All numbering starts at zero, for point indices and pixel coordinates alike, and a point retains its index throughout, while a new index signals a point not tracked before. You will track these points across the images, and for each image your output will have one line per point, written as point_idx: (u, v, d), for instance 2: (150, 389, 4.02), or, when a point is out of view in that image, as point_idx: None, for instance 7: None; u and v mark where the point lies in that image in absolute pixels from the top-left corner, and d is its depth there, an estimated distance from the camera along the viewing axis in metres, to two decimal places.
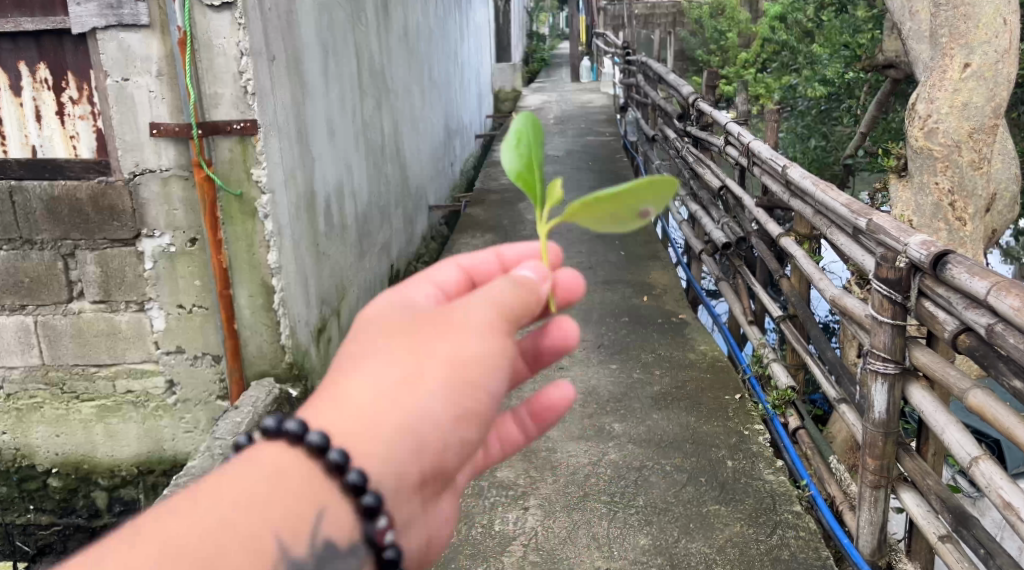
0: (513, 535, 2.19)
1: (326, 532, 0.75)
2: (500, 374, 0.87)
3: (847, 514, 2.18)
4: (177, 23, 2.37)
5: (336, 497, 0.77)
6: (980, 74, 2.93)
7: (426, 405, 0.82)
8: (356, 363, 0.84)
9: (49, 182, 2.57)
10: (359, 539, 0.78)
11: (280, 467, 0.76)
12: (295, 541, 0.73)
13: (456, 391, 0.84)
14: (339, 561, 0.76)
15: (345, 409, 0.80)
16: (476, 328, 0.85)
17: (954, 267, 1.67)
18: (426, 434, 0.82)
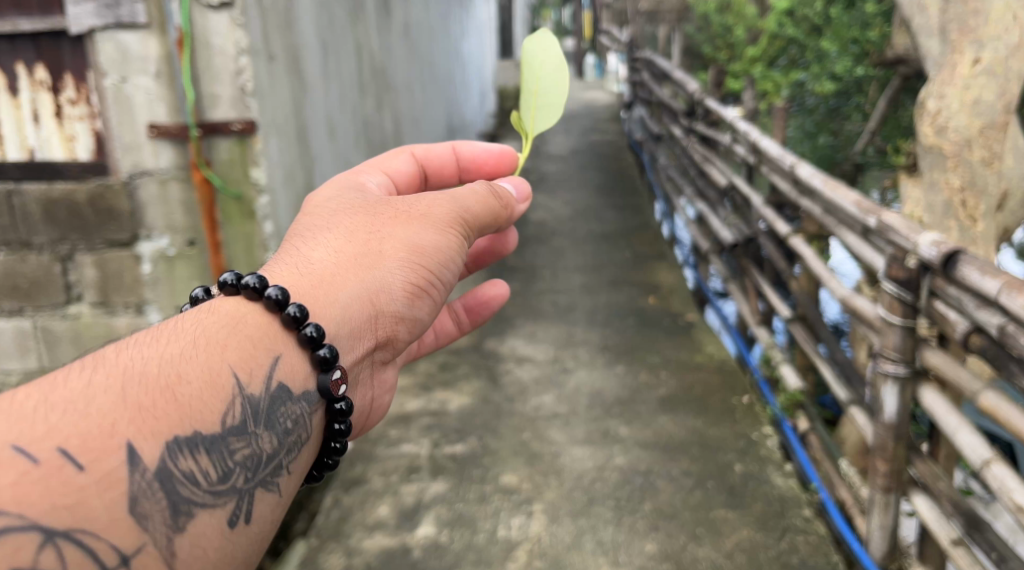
0: (518, 541, 2.16)
1: (276, 373, 1.06)
2: (450, 264, 1.32)
3: (858, 519, 2.11)
4: (176, 22, 2.34)
5: (292, 346, 1.09)
6: (991, 70, 2.90)
7: (375, 286, 1.23)
8: (337, 241, 1.26)
9: (47, 184, 2.51)
10: (311, 377, 1.10)
11: (246, 320, 1.06)
12: (250, 376, 1.02)
13: (408, 270, 1.27)
14: (291, 393, 1.07)
15: (314, 277, 1.18)
16: (428, 225, 1.31)
17: (965, 266, 1.61)
18: (379, 299, 1.23)
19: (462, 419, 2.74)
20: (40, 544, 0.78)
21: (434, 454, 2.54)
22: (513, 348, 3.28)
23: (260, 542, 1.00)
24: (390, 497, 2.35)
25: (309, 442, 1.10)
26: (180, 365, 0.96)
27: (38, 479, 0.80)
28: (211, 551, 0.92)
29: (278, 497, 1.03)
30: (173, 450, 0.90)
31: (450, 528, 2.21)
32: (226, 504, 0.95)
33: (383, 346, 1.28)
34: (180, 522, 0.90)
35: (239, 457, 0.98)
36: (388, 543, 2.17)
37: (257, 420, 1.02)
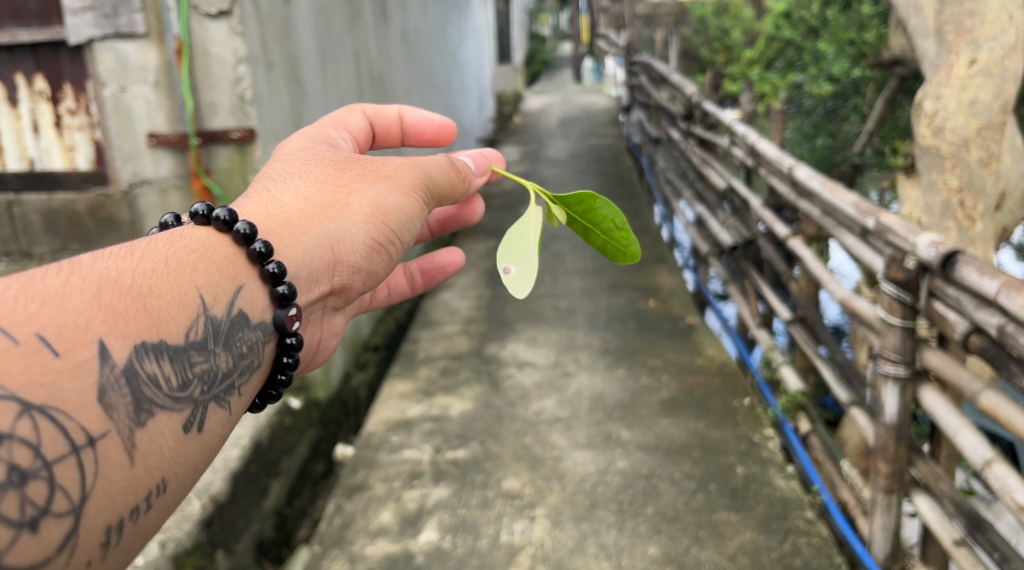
0: (521, 545, 2.16)
1: (237, 301, 1.07)
2: (407, 225, 1.36)
3: (861, 520, 2.13)
4: (174, 32, 2.36)
5: (255, 279, 1.11)
6: (987, 70, 2.89)
7: (337, 237, 1.26)
8: (306, 189, 1.28)
9: (47, 194, 2.53)
10: (268, 311, 1.12)
11: (214, 251, 1.09)
12: (213, 300, 1.04)
13: (369, 224, 1.30)
14: (249, 320, 1.09)
15: (279, 222, 1.20)
16: (391, 185, 1.35)
17: (964, 267, 1.61)
18: (339, 247, 1.26)
19: (464, 424, 2.75)
20: (18, 415, 0.78)
21: (436, 459, 2.55)
22: (513, 353, 3.29)
23: (210, 454, 1.00)
24: (393, 503, 2.35)
25: (258, 369, 1.11)
26: (151, 278, 0.97)
27: (18, 357, 0.80)
28: (166, 451, 0.92)
29: (230, 414, 1.03)
30: (140, 353, 0.91)
31: (453, 533, 2.22)
32: (185, 411, 0.95)
33: (336, 293, 1.30)
34: (142, 418, 0.89)
35: (198, 370, 0.99)
36: (391, 549, 2.17)
37: (216, 340, 1.03)
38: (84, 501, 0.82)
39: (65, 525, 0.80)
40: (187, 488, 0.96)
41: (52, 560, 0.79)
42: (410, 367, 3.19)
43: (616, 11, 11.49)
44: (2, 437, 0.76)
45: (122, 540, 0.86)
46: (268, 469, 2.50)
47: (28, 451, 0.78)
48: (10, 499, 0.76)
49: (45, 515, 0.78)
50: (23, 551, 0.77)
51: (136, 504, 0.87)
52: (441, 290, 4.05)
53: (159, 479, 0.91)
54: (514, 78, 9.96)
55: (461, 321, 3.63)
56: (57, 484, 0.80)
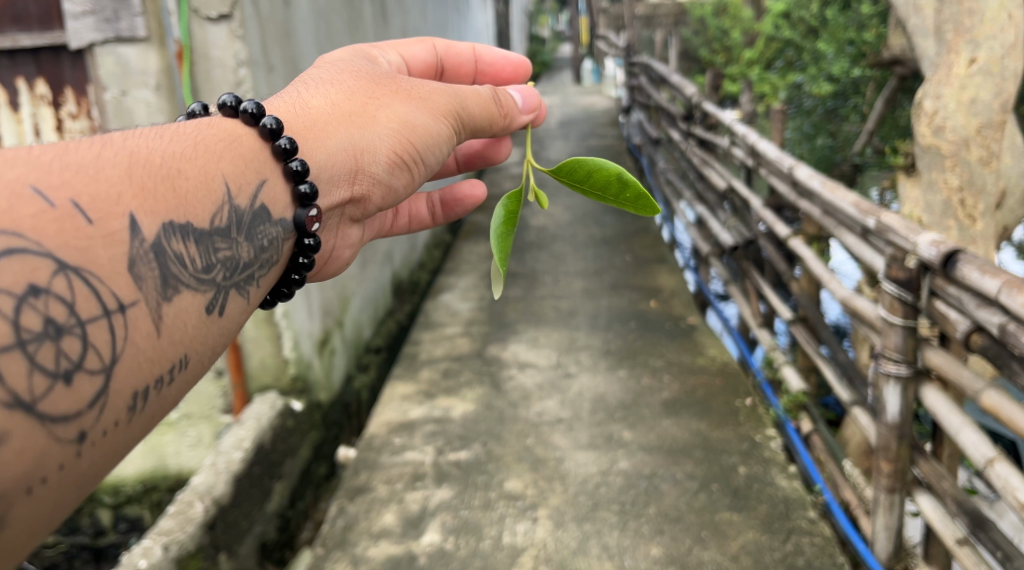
0: (523, 546, 2.16)
1: (261, 195, 1.05)
2: (435, 148, 1.32)
3: (863, 520, 2.14)
4: (174, 35, 2.41)
5: (277, 175, 1.10)
6: (987, 69, 2.90)
7: (360, 146, 1.24)
8: (336, 94, 1.26)
9: None
10: (288, 209, 1.11)
11: (240, 142, 1.07)
12: (238, 189, 1.02)
13: (395, 139, 1.27)
14: (270, 216, 1.07)
15: (302, 122, 1.19)
16: (424, 104, 1.30)
17: (965, 266, 1.61)
18: (363, 156, 1.24)
19: (466, 425, 2.75)
20: (54, 272, 0.75)
21: (439, 461, 2.55)
22: (515, 354, 3.29)
23: (228, 341, 0.98)
24: (395, 504, 2.35)
25: (276, 266, 1.09)
26: (178, 160, 0.95)
27: (54, 219, 0.77)
28: (190, 328, 0.90)
29: (247, 305, 1.01)
30: (169, 230, 0.88)
31: (455, 535, 2.22)
32: (209, 292, 0.93)
33: (355, 205, 1.28)
34: (169, 293, 0.87)
35: (221, 255, 0.97)
36: (394, 551, 2.17)
37: (239, 229, 1.01)
38: (115, 363, 0.79)
39: (96, 384, 0.77)
40: (207, 370, 0.93)
41: (83, 416, 0.76)
42: (412, 368, 3.20)
43: (615, 13, 11.51)
44: (39, 290, 0.73)
45: (148, 409, 0.83)
46: (271, 471, 2.50)
47: (62, 308, 0.75)
48: (45, 350, 0.73)
49: (78, 371, 0.75)
50: (57, 402, 0.73)
51: (162, 375, 0.84)
52: (442, 292, 4.05)
53: (182, 354, 0.88)
54: None
55: (462, 323, 3.63)
56: (90, 343, 0.77)
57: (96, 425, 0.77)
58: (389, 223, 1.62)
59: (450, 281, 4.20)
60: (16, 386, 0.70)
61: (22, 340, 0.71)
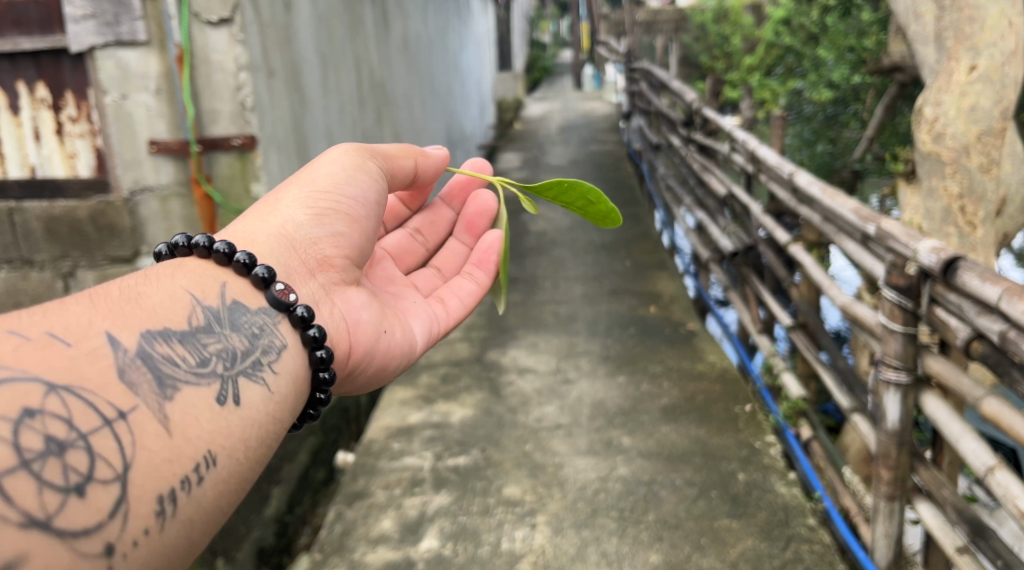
0: (521, 553, 2.15)
1: (229, 292, 1.16)
2: (350, 180, 1.38)
3: (862, 527, 2.12)
4: (175, 39, 2.36)
5: (233, 275, 1.19)
6: (987, 76, 2.89)
7: (286, 226, 1.32)
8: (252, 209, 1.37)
9: (48, 203, 2.51)
10: (261, 296, 1.19)
11: (189, 263, 1.18)
12: (204, 293, 1.13)
13: (312, 202, 1.35)
14: (249, 307, 1.17)
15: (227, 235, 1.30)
16: (325, 162, 1.40)
17: (966, 273, 1.61)
18: (293, 233, 1.32)
19: (465, 431, 2.74)
20: (45, 394, 0.87)
21: (437, 466, 2.54)
22: (514, 359, 3.28)
23: (255, 430, 1.07)
24: (393, 510, 2.34)
25: (286, 348, 1.18)
26: (141, 288, 1.09)
27: (35, 348, 0.90)
28: (204, 422, 1.00)
29: (265, 390, 1.11)
30: (148, 337, 1.02)
31: (453, 541, 2.21)
32: (211, 385, 1.04)
33: (324, 270, 1.34)
34: (167, 392, 0.98)
35: (212, 350, 1.08)
36: (392, 556, 2.16)
37: (221, 325, 1.12)
38: (128, 470, 0.89)
39: (112, 491, 0.87)
40: (239, 463, 1.03)
41: (106, 526, 0.86)
42: (411, 373, 3.19)
43: (616, 18, 11.54)
44: (34, 411, 0.85)
45: (178, 511, 0.93)
46: (269, 476, 2.49)
47: (60, 423, 0.86)
48: (51, 466, 0.83)
49: (91, 482, 0.86)
50: (74, 516, 0.83)
51: (186, 475, 0.95)
52: None
53: (204, 451, 0.99)
54: (513, 83, 9.99)
55: (461, 328, 3.63)
56: (96, 454, 0.87)
57: (121, 534, 0.87)
58: (443, 308, 1.61)
59: None
60: (29, 506, 0.80)
61: (25, 460, 0.82)
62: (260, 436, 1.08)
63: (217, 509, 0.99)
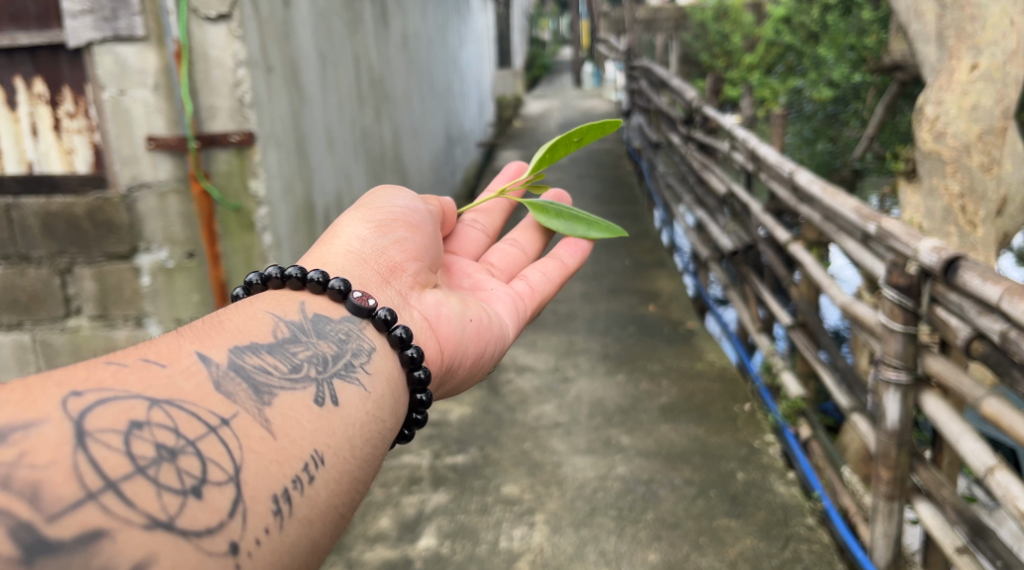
0: (519, 552, 2.15)
1: (308, 309, 1.12)
2: (390, 199, 1.41)
3: (861, 526, 2.11)
4: (173, 35, 2.34)
5: (309, 294, 1.15)
6: (988, 75, 2.89)
7: (346, 242, 1.30)
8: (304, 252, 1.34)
9: (45, 198, 2.49)
10: (341, 309, 1.15)
11: (266, 293, 1.14)
12: (284, 311, 1.09)
13: (363, 221, 1.35)
14: (330, 318, 1.12)
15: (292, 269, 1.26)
16: (365, 198, 1.42)
17: (966, 272, 1.60)
18: (356, 248, 1.30)
19: (463, 429, 2.74)
20: (149, 407, 0.82)
21: (435, 465, 2.53)
22: (513, 357, 3.27)
23: (359, 430, 1.00)
24: (391, 508, 2.33)
25: (376, 351, 1.12)
26: (222, 315, 1.04)
27: (130, 371, 0.86)
28: (307, 423, 0.94)
29: (363, 391, 1.05)
30: (237, 352, 0.97)
31: (451, 540, 2.20)
32: (307, 388, 0.98)
33: (395, 275, 1.30)
34: (265, 398, 0.93)
35: (303, 356, 1.03)
36: (389, 555, 2.16)
37: (307, 337, 1.07)
38: (240, 471, 0.84)
39: (228, 492, 0.82)
40: (350, 463, 0.96)
41: (228, 525, 0.80)
42: None
43: (616, 16, 11.53)
44: (140, 423, 0.80)
45: (295, 511, 0.87)
46: None
47: (167, 432, 0.81)
48: (166, 471, 0.79)
49: (205, 484, 0.80)
50: (194, 517, 0.78)
51: (298, 474, 0.89)
52: None
53: (311, 451, 0.92)
54: (513, 81, 9.98)
55: None
56: (207, 458, 0.82)
57: (244, 533, 0.81)
58: (529, 291, 1.57)
59: None
60: (151, 509, 0.76)
61: (140, 466, 0.77)
62: (367, 437, 1.01)
63: (334, 513, 0.92)
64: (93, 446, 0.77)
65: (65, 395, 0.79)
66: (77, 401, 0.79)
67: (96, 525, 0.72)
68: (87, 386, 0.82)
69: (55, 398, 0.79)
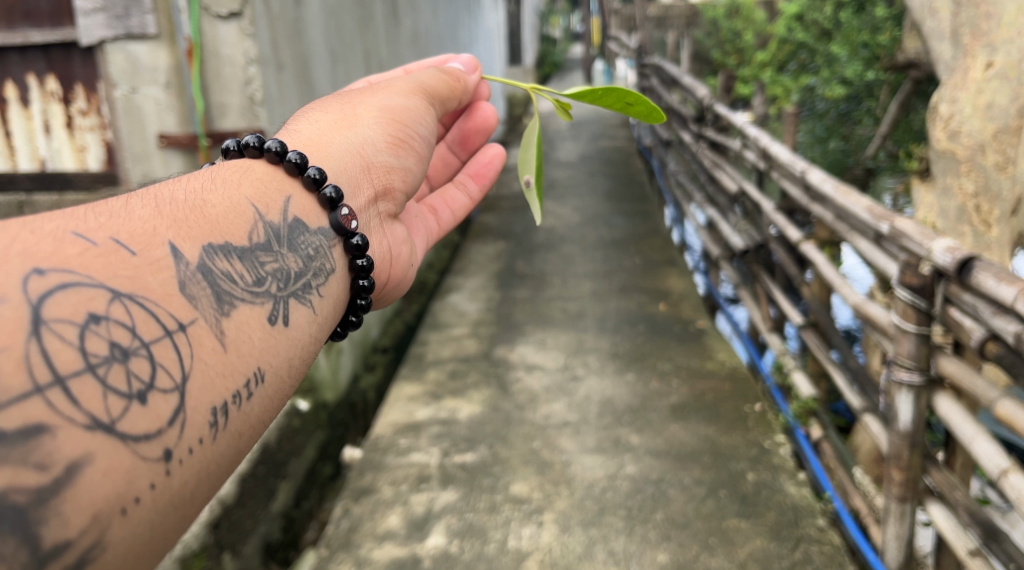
0: (528, 551, 2.14)
1: (292, 209, 1.07)
2: (422, 117, 1.36)
3: (873, 528, 2.09)
4: (185, 32, 2.35)
5: (300, 188, 1.11)
6: (1003, 73, 2.78)
7: (359, 138, 1.26)
8: (313, 116, 1.29)
9: (59, 194, 2.52)
10: (322, 216, 1.12)
11: (254, 170, 1.08)
12: (267, 208, 1.04)
13: (386, 125, 1.30)
14: (308, 226, 1.08)
15: (297, 138, 1.21)
16: (391, 91, 1.35)
17: (980, 272, 1.58)
18: (365, 151, 1.26)
19: (472, 427, 2.73)
20: (110, 300, 0.77)
21: (444, 463, 2.54)
22: (522, 356, 3.27)
23: (299, 351, 0.98)
24: (400, 506, 2.34)
25: (335, 273, 1.10)
26: (202, 194, 0.98)
27: (99, 255, 0.79)
28: (256, 341, 0.91)
29: (312, 313, 1.02)
30: (210, 252, 0.91)
31: (460, 538, 2.20)
32: (266, 304, 0.95)
33: (383, 199, 1.29)
34: (225, 308, 0.88)
35: (269, 268, 0.98)
36: (398, 553, 2.16)
37: (280, 242, 1.02)
38: (187, 381, 0.80)
39: (172, 401, 0.78)
40: (284, 384, 0.95)
41: (165, 433, 0.76)
42: (418, 369, 3.19)
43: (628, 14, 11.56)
44: (99, 317, 0.75)
45: (229, 425, 0.84)
46: (276, 470, 2.47)
47: (124, 331, 0.76)
48: (115, 372, 0.74)
49: (152, 390, 0.76)
50: (136, 421, 0.74)
51: (238, 390, 0.86)
52: (450, 292, 4.05)
53: (254, 368, 0.90)
54: (523, 78, 9.96)
55: (469, 324, 3.62)
56: (158, 363, 0.78)
57: (180, 442, 0.77)
58: (439, 227, 1.59)
59: (458, 282, 4.20)
60: (95, 410, 0.71)
61: (91, 364, 0.73)
62: (305, 360, 1.00)
63: (262, 428, 0.90)
64: (48, 335, 0.71)
65: (28, 272, 0.73)
66: (39, 281, 0.73)
67: (39, 419, 0.68)
68: (52, 265, 0.75)
69: (17, 273, 0.73)
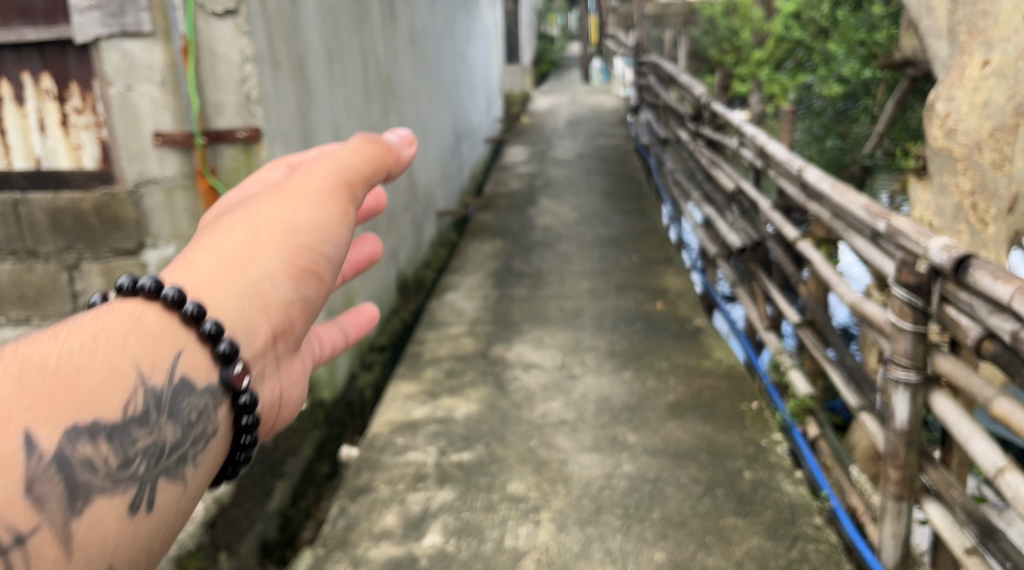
0: (525, 550, 2.14)
1: (181, 366, 0.91)
2: (330, 235, 1.15)
3: (869, 527, 2.09)
4: (180, 31, 2.33)
5: (191, 342, 0.94)
6: (1000, 71, 2.81)
7: (257, 282, 1.05)
8: (211, 244, 1.08)
9: (53, 193, 2.49)
10: (211, 374, 0.95)
11: (139, 322, 0.92)
12: (153, 368, 0.89)
13: (291, 258, 1.09)
14: (194, 388, 0.93)
15: (191, 277, 1.01)
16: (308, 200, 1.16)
17: (977, 271, 1.59)
18: (262, 292, 1.04)
19: (469, 426, 2.73)
20: None
21: (441, 462, 2.53)
22: (519, 354, 3.27)
23: (164, 535, 0.87)
24: (396, 505, 2.33)
25: (218, 439, 0.95)
26: (76, 356, 0.84)
27: None
28: (111, 537, 0.80)
29: (185, 489, 0.90)
30: (68, 442, 0.78)
31: (457, 537, 2.20)
32: (127, 495, 0.82)
33: (285, 336, 1.08)
34: (78, 507, 0.78)
35: (138, 449, 0.85)
36: (395, 552, 2.15)
37: (163, 410, 0.89)
38: None
39: None
40: None
41: None
42: (416, 367, 3.18)
43: (625, 13, 11.57)
44: None
45: None
46: (272, 470, 2.46)
47: None
48: None
49: None
50: None
51: None
52: (447, 290, 4.04)
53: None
54: (521, 77, 9.96)
55: (466, 322, 3.62)
56: None
57: None
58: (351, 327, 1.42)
59: (455, 280, 4.19)
60: None
61: None
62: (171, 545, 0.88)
63: None
64: None
65: None
66: None
67: None
68: None
69: None
